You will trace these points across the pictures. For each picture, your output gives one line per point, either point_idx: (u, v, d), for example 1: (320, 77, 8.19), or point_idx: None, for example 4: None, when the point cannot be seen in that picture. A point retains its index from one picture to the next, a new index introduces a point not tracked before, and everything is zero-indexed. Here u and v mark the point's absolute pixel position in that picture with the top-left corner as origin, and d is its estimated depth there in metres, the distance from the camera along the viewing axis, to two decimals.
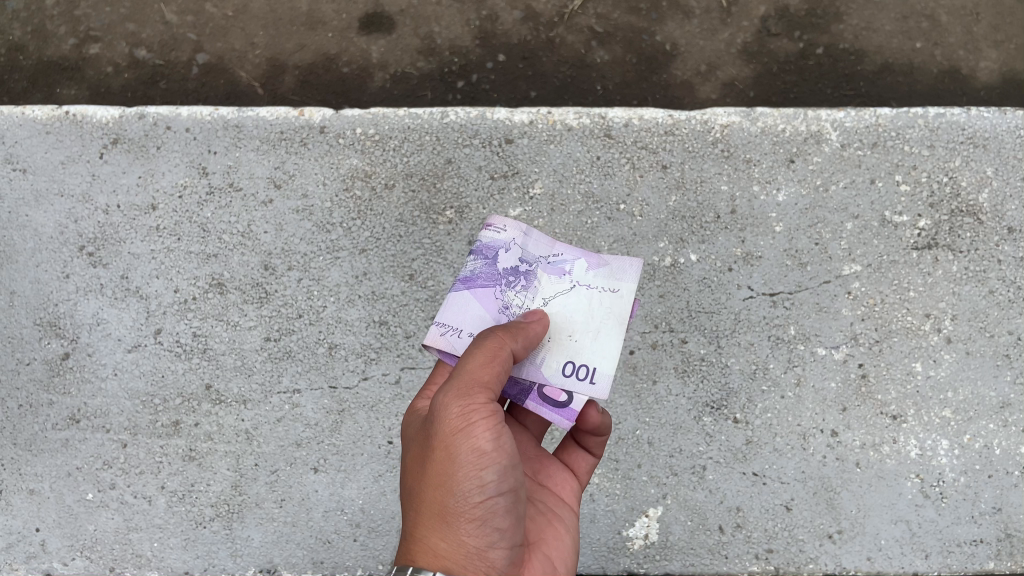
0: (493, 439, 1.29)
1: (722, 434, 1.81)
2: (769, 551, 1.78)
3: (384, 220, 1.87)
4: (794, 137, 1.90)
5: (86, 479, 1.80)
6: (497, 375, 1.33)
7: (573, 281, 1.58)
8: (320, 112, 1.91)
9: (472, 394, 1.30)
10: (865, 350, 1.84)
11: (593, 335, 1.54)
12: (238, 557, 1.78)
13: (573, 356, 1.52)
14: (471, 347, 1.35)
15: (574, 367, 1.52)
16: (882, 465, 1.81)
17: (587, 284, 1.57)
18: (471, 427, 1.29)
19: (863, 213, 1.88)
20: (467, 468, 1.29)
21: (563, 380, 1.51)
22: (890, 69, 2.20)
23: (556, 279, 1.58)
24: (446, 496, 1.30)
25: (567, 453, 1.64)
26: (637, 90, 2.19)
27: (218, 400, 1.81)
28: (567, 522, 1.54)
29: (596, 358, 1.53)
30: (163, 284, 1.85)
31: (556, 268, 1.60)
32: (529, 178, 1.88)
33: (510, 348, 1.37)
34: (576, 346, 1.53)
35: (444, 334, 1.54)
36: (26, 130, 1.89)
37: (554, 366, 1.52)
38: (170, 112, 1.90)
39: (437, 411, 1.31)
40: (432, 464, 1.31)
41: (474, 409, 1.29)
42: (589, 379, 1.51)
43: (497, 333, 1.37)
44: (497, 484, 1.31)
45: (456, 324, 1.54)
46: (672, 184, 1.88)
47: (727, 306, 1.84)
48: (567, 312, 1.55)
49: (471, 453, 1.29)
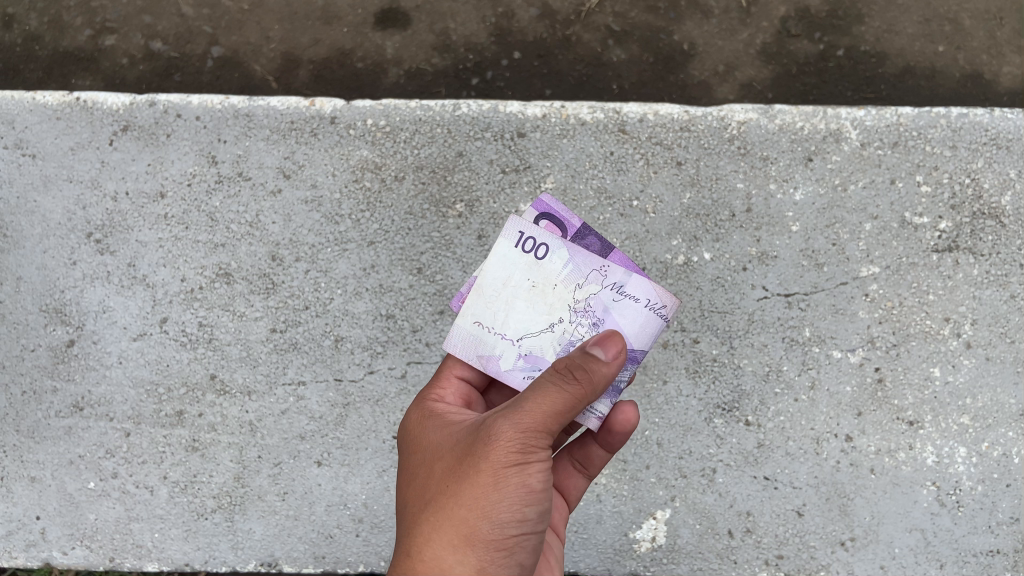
0: (542, 479, 1.26)
1: (733, 436, 1.77)
2: (780, 557, 1.75)
3: (393, 212, 1.85)
4: (813, 135, 1.86)
5: (88, 468, 1.78)
6: (568, 412, 1.26)
7: (521, 346, 1.48)
8: (330, 102, 1.89)
9: (540, 426, 1.23)
10: (882, 354, 1.79)
11: (499, 291, 1.49)
12: (239, 549, 1.76)
13: (535, 262, 1.48)
14: (549, 375, 1.25)
15: (534, 244, 1.48)
16: (897, 472, 1.77)
17: (501, 364, 1.47)
18: (528, 463, 1.23)
19: (882, 214, 1.83)
20: (513, 501, 1.24)
21: (544, 239, 1.48)
22: (911, 72, 2.16)
23: (538, 350, 1.48)
24: (480, 522, 1.22)
25: (559, 476, 1.58)
26: (653, 90, 2.16)
27: (223, 391, 1.79)
28: (556, 552, 1.52)
29: (500, 258, 1.48)
30: (170, 272, 1.83)
31: (532, 358, 1.48)
32: (540, 173, 1.85)
33: (592, 388, 1.28)
34: (530, 272, 1.48)
35: (649, 304, 1.47)
36: (36, 115, 1.88)
37: (552, 253, 1.48)
38: (181, 100, 1.88)
39: (497, 431, 1.23)
40: (475, 482, 1.23)
41: (535, 447, 1.24)
42: (515, 243, 1.49)
43: (583, 373, 1.24)
44: (532, 523, 1.28)
45: (636, 322, 1.48)
46: (686, 181, 1.85)
47: (741, 306, 1.80)
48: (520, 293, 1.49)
49: (521, 486, 1.24)
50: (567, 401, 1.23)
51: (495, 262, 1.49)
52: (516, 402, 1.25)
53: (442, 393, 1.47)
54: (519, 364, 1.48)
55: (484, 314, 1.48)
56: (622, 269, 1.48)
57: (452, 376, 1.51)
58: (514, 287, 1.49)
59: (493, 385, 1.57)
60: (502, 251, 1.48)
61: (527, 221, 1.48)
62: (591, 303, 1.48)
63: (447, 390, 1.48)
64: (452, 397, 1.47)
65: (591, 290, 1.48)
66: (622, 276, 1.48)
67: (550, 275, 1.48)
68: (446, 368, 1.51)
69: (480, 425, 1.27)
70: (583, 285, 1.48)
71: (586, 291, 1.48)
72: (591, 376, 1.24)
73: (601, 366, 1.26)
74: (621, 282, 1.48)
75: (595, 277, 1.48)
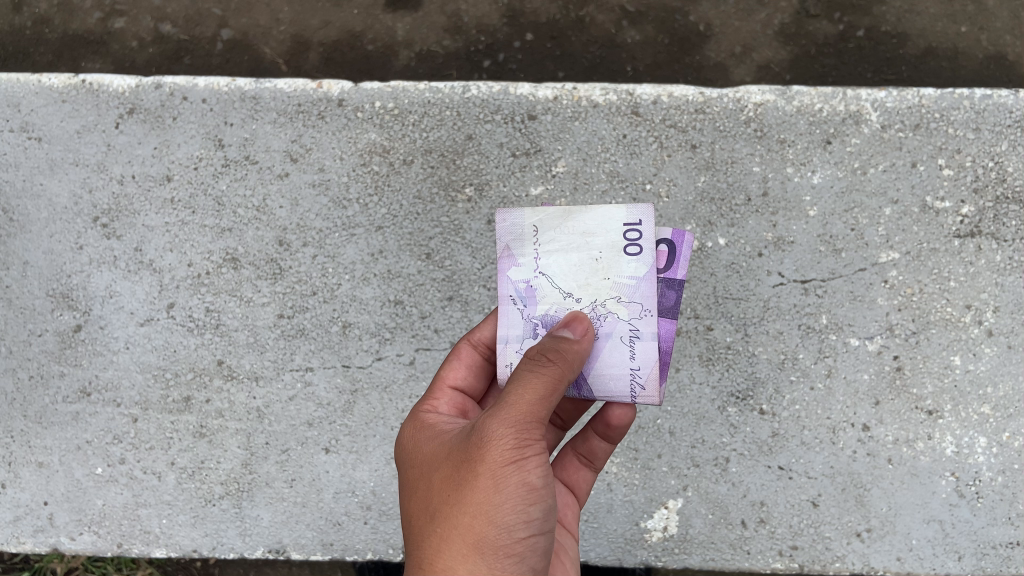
0: (541, 475, 1.22)
1: (747, 425, 1.74)
2: (794, 548, 1.71)
3: (402, 196, 1.82)
4: (832, 117, 1.81)
5: (96, 453, 1.77)
6: (553, 402, 1.24)
7: (536, 275, 1.44)
8: (338, 84, 1.86)
9: (529, 421, 1.20)
10: (901, 342, 1.75)
11: (575, 231, 1.44)
12: (246, 536, 1.75)
13: (619, 250, 1.43)
14: (528, 366, 1.24)
15: (635, 240, 1.43)
16: (915, 462, 1.73)
17: (510, 268, 1.44)
18: (524, 460, 1.19)
19: (902, 198, 1.79)
20: (514, 502, 1.19)
21: (646, 247, 1.43)
22: (933, 53, 2.10)
23: (540, 294, 1.43)
24: (485, 528, 1.18)
25: (566, 472, 1.57)
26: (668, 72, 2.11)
27: (231, 376, 1.78)
28: (569, 552, 1.48)
29: (603, 216, 1.44)
30: (176, 257, 1.81)
31: (527, 294, 1.43)
32: (551, 156, 1.82)
33: (570, 370, 1.27)
34: (602, 251, 1.43)
35: (637, 376, 1.41)
36: (42, 98, 1.87)
37: (638, 258, 1.42)
38: (187, 82, 1.85)
39: (489, 432, 1.19)
40: (473, 489, 1.18)
41: (529, 442, 1.20)
42: (628, 221, 1.44)
43: (554, 354, 1.25)
44: (539, 523, 1.23)
45: (617, 374, 1.41)
46: (701, 165, 1.80)
47: (756, 292, 1.76)
48: (574, 251, 1.44)
49: (521, 485, 1.20)
50: (548, 387, 1.22)
51: (599, 214, 1.44)
52: (501, 400, 1.21)
53: (436, 402, 1.43)
54: (516, 287, 1.44)
55: (546, 229, 1.45)
56: (655, 331, 1.41)
57: (447, 386, 1.47)
58: (587, 241, 1.44)
59: (487, 394, 1.54)
60: (613, 214, 1.44)
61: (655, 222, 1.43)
62: (607, 320, 1.41)
63: (442, 400, 1.44)
64: (446, 405, 1.43)
65: (621, 316, 1.41)
66: (648, 336, 1.40)
67: (616, 276, 1.42)
68: (441, 379, 1.48)
69: (471, 429, 1.24)
70: (617, 308, 1.41)
71: (623, 311, 1.41)
72: (563, 355, 1.26)
73: (571, 344, 1.29)
74: (646, 340, 1.41)
75: (635, 310, 1.41)
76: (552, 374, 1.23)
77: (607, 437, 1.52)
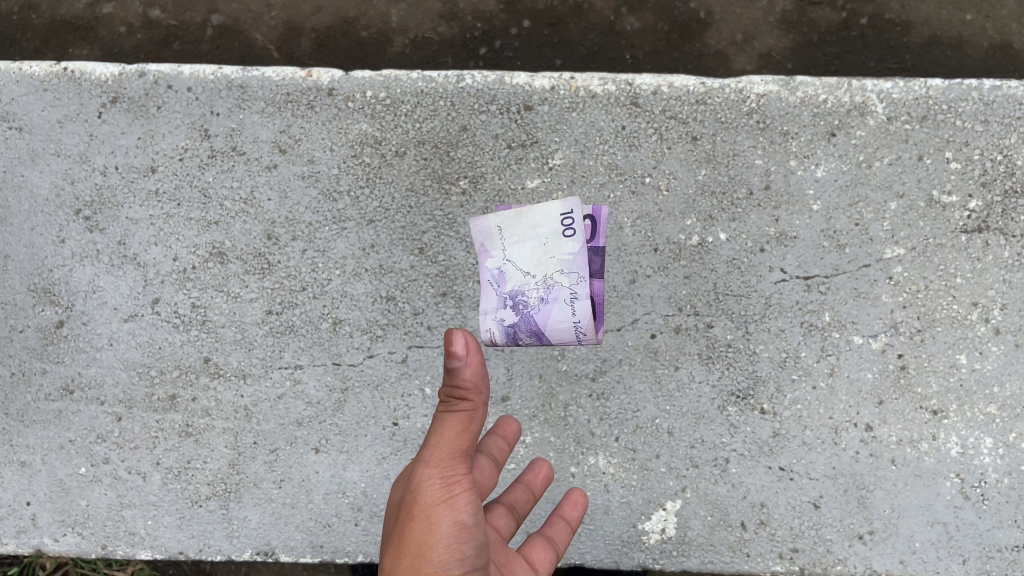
0: (471, 514, 1.27)
1: (748, 425, 1.69)
2: (795, 551, 1.67)
3: (393, 188, 1.77)
4: (837, 108, 1.76)
5: (79, 453, 1.72)
6: (473, 438, 1.29)
7: (504, 264, 1.67)
8: (328, 73, 1.80)
9: (453, 462, 1.27)
10: (906, 340, 1.71)
11: (522, 223, 1.68)
12: (234, 538, 1.71)
13: (558, 233, 1.66)
14: (444, 405, 1.28)
15: (572, 224, 1.66)
16: (919, 464, 1.69)
17: (484, 262, 1.68)
18: (452, 501, 1.26)
19: (908, 192, 1.74)
20: (448, 539, 1.25)
21: (580, 228, 1.66)
22: (938, 41, 2.05)
23: (510, 280, 1.67)
24: (425, 568, 1.23)
25: (527, 551, 1.52)
26: (668, 59, 2.06)
27: (217, 374, 1.73)
28: None
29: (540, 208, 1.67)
30: (161, 251, 1.76)
31: (498, 277, 1.67)
32: (548, 148, 1.77)
33: (485, 399, 1.28)
34: (542, 233, 1.67)
35: (579, 325, 1.65)
36: (23, 86, 1.80)
37: (575, 237, 1.65)
38: (172, 70, 1.79)
39: (419, 478, 1.27)
40: (410, 530, 1.25)
41: (457, 483, 1.26)
42: (564, 210, 1.67)
43: (464, 390, 1.25)
44: (474, 559, 1.28)
45: (562, 325, 1.66)
46: (702, 157, 1.75)
47: (758, 289, 1.72)
48: (523, 237, 1.67)
49: (453, 524, 1.25)
50: (467, 423, 1.27)
51: (541, 208, 1.68)
52: (427, 447, 1.29)
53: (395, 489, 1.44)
54: (489, 271, 1.68)
55: (504, 226, 1.68)
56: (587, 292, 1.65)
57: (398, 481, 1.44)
58: (532, 229, 1.67)
59: None
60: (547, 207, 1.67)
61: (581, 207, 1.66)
62: (552, 287, 1.65)
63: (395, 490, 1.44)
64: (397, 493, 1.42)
65: (558, 283, 1.65)
66: (583, 296, 1.65)
67: (561, 253, 1.66)
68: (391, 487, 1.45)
69: (409, 475, 1.31)
70: (556, 277, 1.65)
71: (569, 281, 1.65)
72: (474, 386, 1.25)
73: (459, 372, 1.22)
74: (581, 300, 1.65)
75: (571, 278, 1.65)
76: (469, 408, 1.27)
77: (531, 491, 1.57)
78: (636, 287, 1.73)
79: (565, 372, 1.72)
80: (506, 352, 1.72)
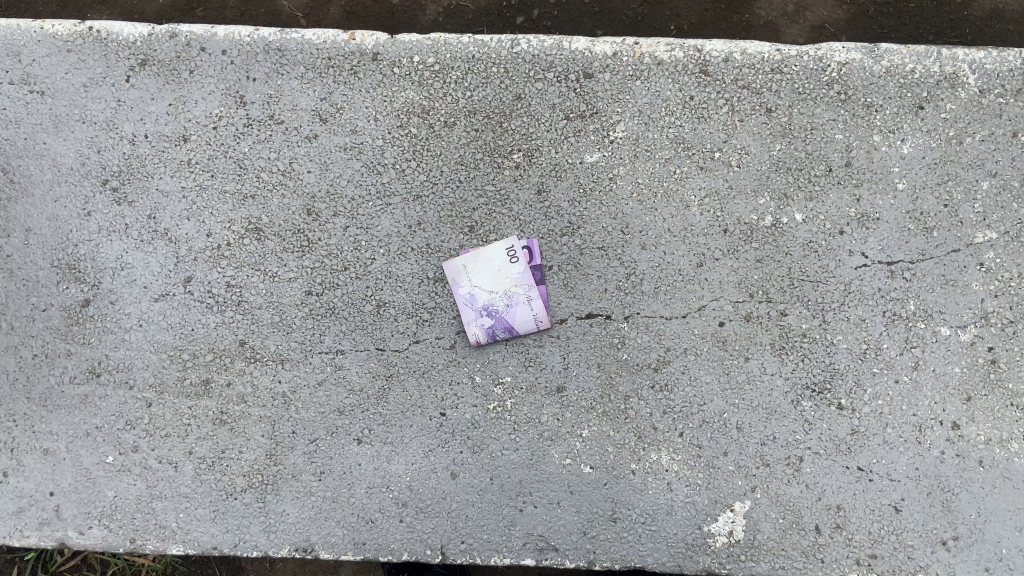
0: None
1: (824, 421, 1.57)
2: (873, 557, 1.55)
3: (442, 162, 1.64)
4: (925, 79, 1.61)
5: (106, 441, 1.62)
6: None
7: (474, 288, 1.61)
8: (372, 36, 1.65)
9: None
10: (996, 332, 1.58)
11: (481, 260, 1.61)
12: (271, 533, 1.60)
13: (504, 263, 1.61)
14: None
15: (512, 255, 1.61)
16: (1009, 465, 1.56)
17: (454, 288, 1.61)
18: None
19: (1002, 171, 1.60)
20: None
21: (522, 257, 1.61)
22: (999, 15, 2.14)
23: (479, 301, 1.61)
24: None
25: None
26: (714, 30, 2.14)
27: (254, 358, 1.62)
28: None
29: (513, 244, 1.62)
30: (194, 226, 1.64)
31: (472, 302, 1.60)
32: (610, 119, 1.63)
33: None
34: (503, 263, 1.61)
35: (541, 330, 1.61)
36: (45, 47, 1.67)
37: (506, 266, 1.61)
38: (205, 31, 1.66)
39: None
40: None
41: None
42: (507, 245, 1.62)
43: None
44: None
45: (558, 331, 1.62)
46: (778, 131, 1.62)
47: (836, 275, 1.59)
48: (492, 271, 1.61)
49: None
50: None
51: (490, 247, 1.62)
52: None
53: None
54: (467, 299, 1.61)
55: (474, 264, 1.61)
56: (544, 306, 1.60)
57: None
58: (497, 263, 1.61)
59: None
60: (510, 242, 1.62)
61: (534, 240, 1.62)
62: (513, 305, 1.60)
63: None
64: None
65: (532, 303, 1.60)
66: (517, 309, 1.60)
67: (512, 276, 1.61)
68: None
69: None
70: (525, 296, 1.60)
71: (524, 298, 1.60)
72: None
73: None
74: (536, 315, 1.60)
75: (528, 297, 1.60)
76: None
77: None
78: (704, 271, 1.60)
79: (626, 361, 1.60)
80: (561, 339, 1.60)
